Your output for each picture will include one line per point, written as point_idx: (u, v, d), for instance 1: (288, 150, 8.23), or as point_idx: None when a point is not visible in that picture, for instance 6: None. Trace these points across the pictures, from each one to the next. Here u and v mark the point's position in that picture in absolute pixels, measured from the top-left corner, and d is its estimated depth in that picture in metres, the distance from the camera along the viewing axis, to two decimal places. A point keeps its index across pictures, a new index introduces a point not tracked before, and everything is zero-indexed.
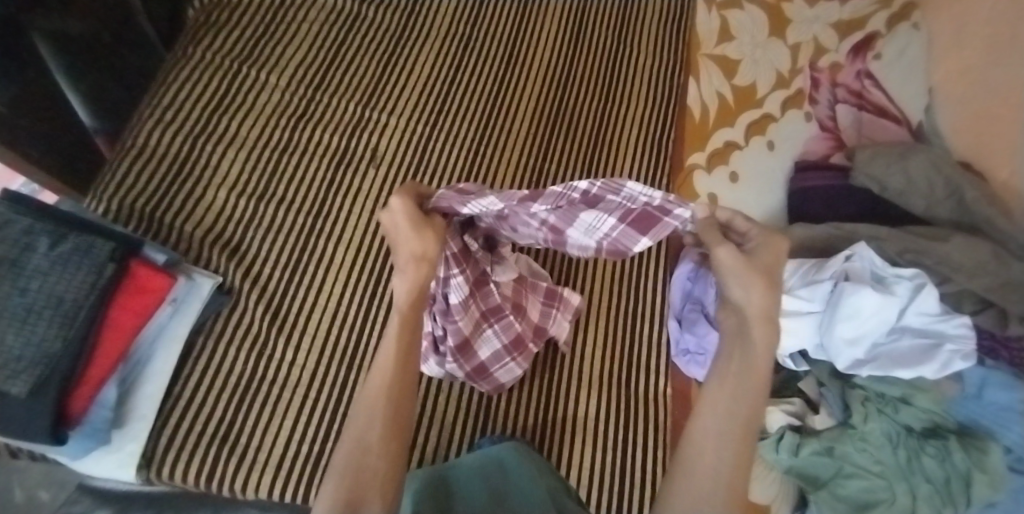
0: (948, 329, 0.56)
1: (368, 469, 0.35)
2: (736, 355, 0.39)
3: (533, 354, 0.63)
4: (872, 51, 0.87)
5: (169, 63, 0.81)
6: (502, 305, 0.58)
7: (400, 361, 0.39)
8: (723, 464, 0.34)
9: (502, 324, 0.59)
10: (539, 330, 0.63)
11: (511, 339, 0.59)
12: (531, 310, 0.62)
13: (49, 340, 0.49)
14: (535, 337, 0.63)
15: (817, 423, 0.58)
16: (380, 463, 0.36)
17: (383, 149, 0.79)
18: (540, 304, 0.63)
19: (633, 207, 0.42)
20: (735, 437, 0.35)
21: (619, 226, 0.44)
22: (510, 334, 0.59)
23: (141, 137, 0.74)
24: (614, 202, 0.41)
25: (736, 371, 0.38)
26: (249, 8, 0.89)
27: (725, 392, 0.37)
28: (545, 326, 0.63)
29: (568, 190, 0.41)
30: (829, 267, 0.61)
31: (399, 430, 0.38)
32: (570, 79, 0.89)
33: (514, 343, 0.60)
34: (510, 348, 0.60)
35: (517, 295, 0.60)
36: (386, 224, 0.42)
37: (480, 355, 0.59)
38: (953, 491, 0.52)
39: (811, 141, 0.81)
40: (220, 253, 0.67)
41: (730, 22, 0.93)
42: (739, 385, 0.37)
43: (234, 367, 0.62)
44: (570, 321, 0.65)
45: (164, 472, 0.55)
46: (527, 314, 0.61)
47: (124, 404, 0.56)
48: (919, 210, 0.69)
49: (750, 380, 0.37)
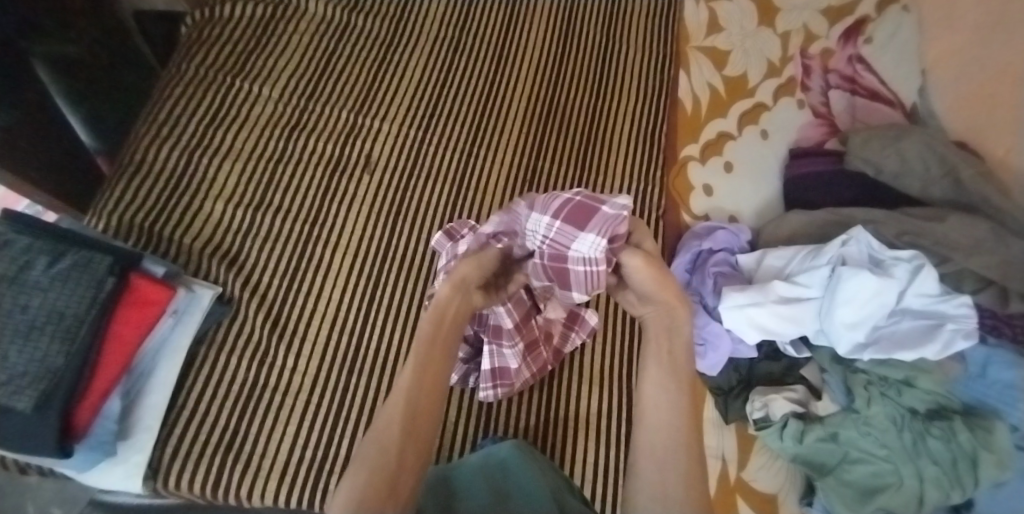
0: (948, 309, 0.56)
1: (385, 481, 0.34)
2: (661, 376, 0.42)
3: (547, 372, 0.64)
4: (863, 36, 0.86)
5: (164, 80, 0.83)
6: (537, 337, 0.59)
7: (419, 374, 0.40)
8: (673, 441, 0.39)
9: (533, 357, 0.60)
10: (556, 351, 0.64)
11: (538, 367, 0.61)
12: (555, 333, 0.62)
13: (52, 355, 0.49)
14: (553, 358, 0.64)
15: (821, 409, 0.58)
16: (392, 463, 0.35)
17: (376, 154, 0.79)
18: (562, 327, 0.63)
19: (593, 217, 0.41)
20: (677, 410, 0.40)
21: (557, 226, 0.42)
22: (538, 363, 0.61)
23: (138, 153, 0.75)
24: (599, 217, 0.41)
25: (656, 394, 0.42)
26: (240, 21, 0.90)
27: (660, 424, 0.40)
28: (562, 348, 0.64)
29: (590, 199, 0.42)
30: (826, 251, 0.60)
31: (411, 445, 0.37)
32: (561, 78, 0.89)
33: (539, 367, 0.62)
34: (536, 373, 0.62)
35: (545, 325, 0.60)
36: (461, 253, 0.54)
37: (514, 386, 0.60)
38: (960, 472, 0.51)
39: (805, 128, 0.81)
40: (219, 263, 0.68)
41: (718, 13, 0.93)
42: (668, 409, 0.40)
43: (237, 376, 0.62)
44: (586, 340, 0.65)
45: (171, 481, 0.56)
46: (551, 339, 0.62)
47: (129, 416, 0.57)
48: (915, 191, 0.69)
49: (677, 390, 0.41)
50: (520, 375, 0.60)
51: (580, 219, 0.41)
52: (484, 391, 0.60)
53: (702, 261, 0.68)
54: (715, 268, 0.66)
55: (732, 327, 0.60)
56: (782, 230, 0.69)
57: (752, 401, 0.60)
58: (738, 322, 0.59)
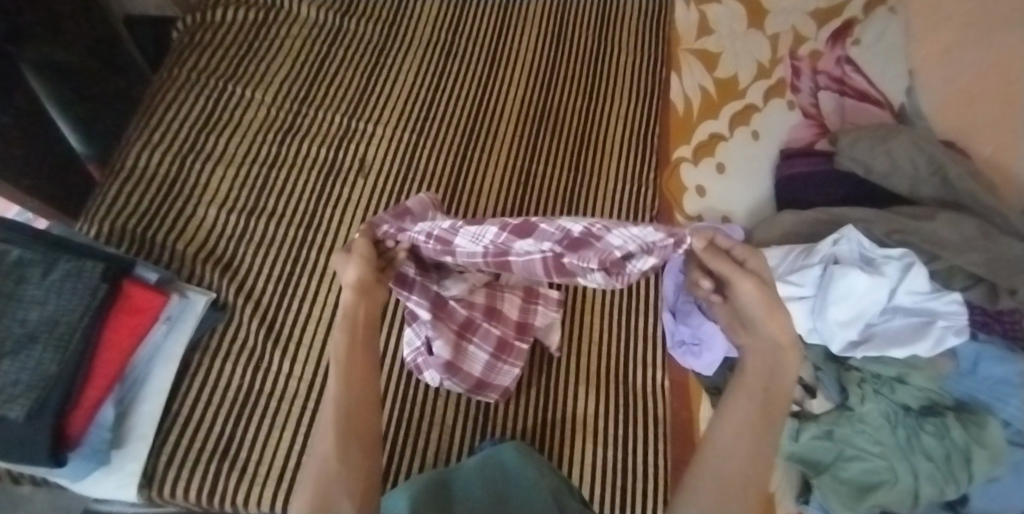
0: (939, 306, 0.57)
1: (332, 500, 0.34)
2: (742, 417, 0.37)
3: (524, 350, 0.61)
4: (851, 37, 0.87)
5: (155, 85, 0.82)
6: (471, 317, 0.57)
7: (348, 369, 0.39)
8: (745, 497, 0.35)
9: (481, 336, 0.58)
10: (524, 327, 0.61)
11: (493, 346, 0.59)
12: (510, 310, 0.59)
13: (46, 363, 0.49)
14: (521, 334, 0.61)
15: (815, 407, 0.58)
16: (341, 478, 0.35)
17: (370, 158, 0.79)
18: (520, 302, 0.60)
19: (557, 234, 0.38)
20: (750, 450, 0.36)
21: (501, 234, 0.40)
22: (492, 340, 0.59)
23: (130, 159, 0.74)
24: (547, 231, 0.39)
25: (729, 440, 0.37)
26: (232, 26, 0.90)
27: (732, 474, 0.35)
28: (529, 322, 0.61)
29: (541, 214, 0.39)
30: (818, 250, 0.61)
31: (357, 444, 0.36)
32: (554, 81, 0.89)
33: (500, 346, 0.59)
34: (498, 354, 0.60)
35: (489, 301, 0.57)
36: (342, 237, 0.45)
37: (472, 369, 0.59)
38: (954, 467, 0.51)
39: (795, 129, 0.82)
40: (212, 269, 0.68)
41: (708, 16, 0.94)
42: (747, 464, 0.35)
43: (232, 382, 0.62)
44: (554, 313, 0.63)
45: (166, 489, 0.55)
46: (505, 316, 0.59)
47: (123, 425, 0.56)
48: (904, 190, 0.70)
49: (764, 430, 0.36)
50: (473, 358, 0.59)
51: (522, 230, 0.39)
52: (445, 381, 0.60)
53: None
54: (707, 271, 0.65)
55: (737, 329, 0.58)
56: (774, 230, 0.70)
57: None
58: None
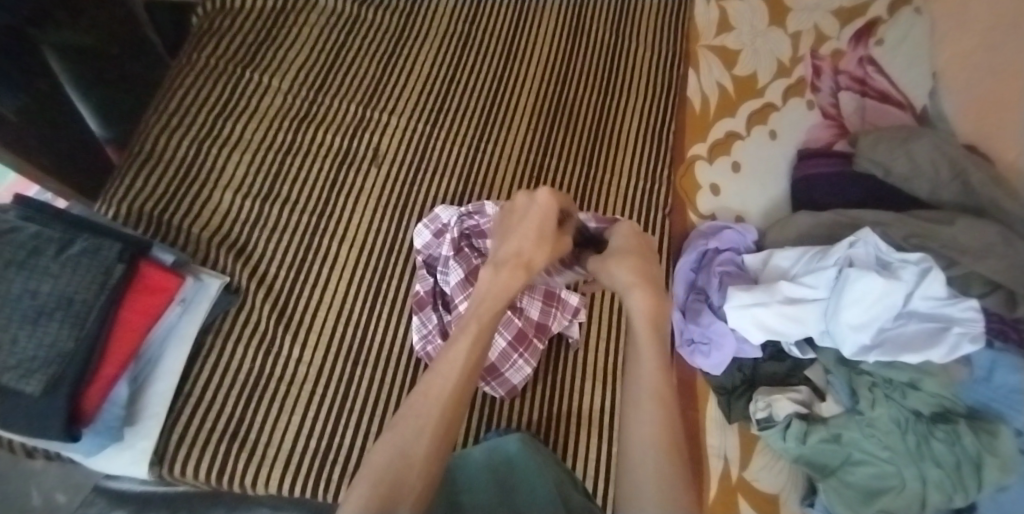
0: (956, 312, 0.55)
1: (397, 496, 0.35)
2: (632, 385, 0.46)
3: (541, 350, 0.64)
4: (874, 37, 0.86)
5: (173, 70, 0.83)
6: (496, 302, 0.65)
7: (463, 376, 0.43)
8: (649, 431, 0.42)
9: (504, 323, 0.63)
10: (541, 328, 0.65)
11: (513, 335, 0.63)
12: (530, 308, 0.65)
13: (63, 339, 0.50)
14: (539, 334, 0.65)
15: (824, 410, 0.58)
16: (416, 480, 0.36)
17: (384, 148, 0.79)
18: (539, 303, 0.66)
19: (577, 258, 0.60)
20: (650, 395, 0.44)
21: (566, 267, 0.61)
22: (512, 330, 0.64)
23: (148, 142, 0.75)
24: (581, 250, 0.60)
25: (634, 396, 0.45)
26: (250, 13, 0.90)
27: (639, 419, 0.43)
28: (547, 324, 0.65)
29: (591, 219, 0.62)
30: (833, 252, 0.60)
31: (439, 450, 0.39)
32: (570, 74, 0.89)
33: (518, 338, 0.63)
34: (515, 344, 0.63)
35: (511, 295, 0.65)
36: (523, 204, 0.54)
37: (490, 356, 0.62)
38: (964, 476, 0.50)
39: (813, 129, 0.80)
40: (227, 253, 0.69)
41: (729, 12, 0.93)
42: (642, 408, 0.44)
43: (243, 365, 0.63)
44: (571, 319, 0.67)
45: (177, 468, 0.56)
46: (525, 310, 0.65)
47: (137, 403, 0.57)
48: (924, 194, 0.68)
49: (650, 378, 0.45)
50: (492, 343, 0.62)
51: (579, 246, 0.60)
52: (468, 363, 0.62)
53: (707, 261, 0.69)
54: (720, 267, 0.67)
55: (737, 326, 0.60)
56: (789, 231, 0.69)
57: (755, 401, 0.60)
58: (743, 322, 0.59)
